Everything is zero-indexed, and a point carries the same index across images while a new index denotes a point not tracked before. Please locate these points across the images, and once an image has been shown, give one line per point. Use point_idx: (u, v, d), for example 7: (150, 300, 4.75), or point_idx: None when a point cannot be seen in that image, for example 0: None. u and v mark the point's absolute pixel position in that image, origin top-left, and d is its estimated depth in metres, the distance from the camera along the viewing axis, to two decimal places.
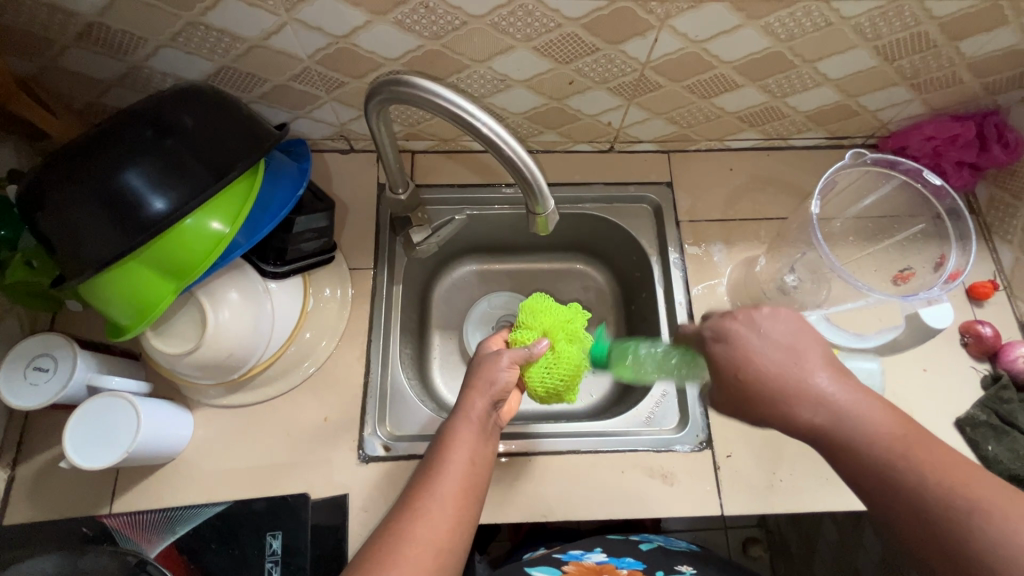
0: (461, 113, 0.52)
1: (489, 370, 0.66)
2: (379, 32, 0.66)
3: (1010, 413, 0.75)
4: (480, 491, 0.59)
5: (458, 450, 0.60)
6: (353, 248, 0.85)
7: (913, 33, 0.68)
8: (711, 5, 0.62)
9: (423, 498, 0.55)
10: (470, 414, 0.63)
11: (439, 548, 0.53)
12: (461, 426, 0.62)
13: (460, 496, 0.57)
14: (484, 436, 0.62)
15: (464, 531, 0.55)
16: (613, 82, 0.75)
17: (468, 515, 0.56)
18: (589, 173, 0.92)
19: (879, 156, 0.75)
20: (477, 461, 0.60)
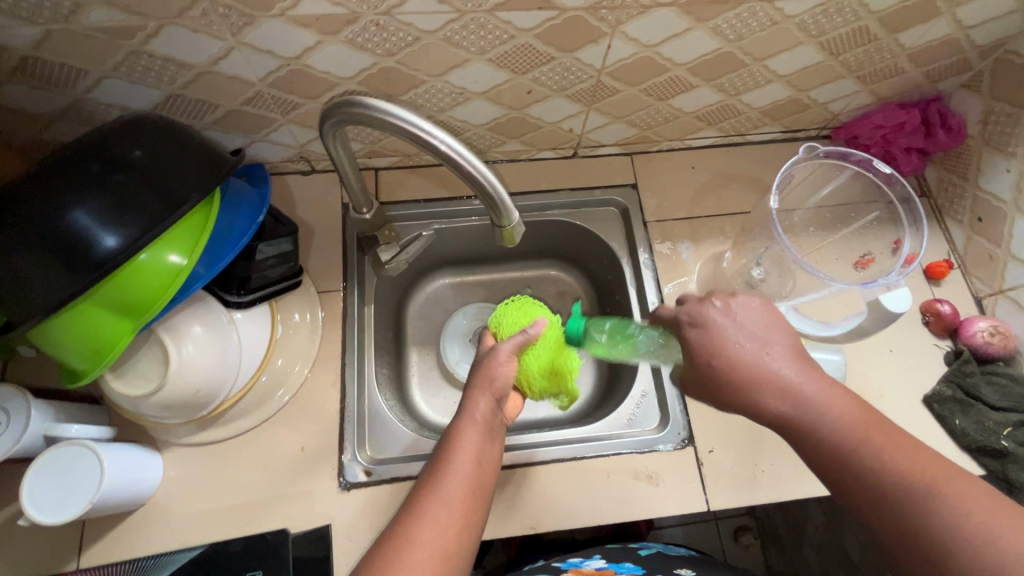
0: (419, 132, 0.52)
1: (489, 371, 0.66)
2: (331, 52, 0.64)
3: (973, 386, 0.78)
4: (486, 493, 0.59)
5: (462, 452, 0.60)
6: (321, 270, 0.84)
7: (854, 28, 0.70)
8: (661, 10, 0.63)
9: (428, 501, 0.56)
10: (473, 414, 0.63)
11: (445, 552, 0.52)
12: (466, 427, 0.62)
13: (467, 499, 0.57)
14: (489, 437, 0.63)
15: (471, 535, 0.55)
16: (571, 89, 0.75)
17: (474, 518, 0.56)
18: (555, 180, 0.92)
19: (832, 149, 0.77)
20: (483, 463, 0.60)
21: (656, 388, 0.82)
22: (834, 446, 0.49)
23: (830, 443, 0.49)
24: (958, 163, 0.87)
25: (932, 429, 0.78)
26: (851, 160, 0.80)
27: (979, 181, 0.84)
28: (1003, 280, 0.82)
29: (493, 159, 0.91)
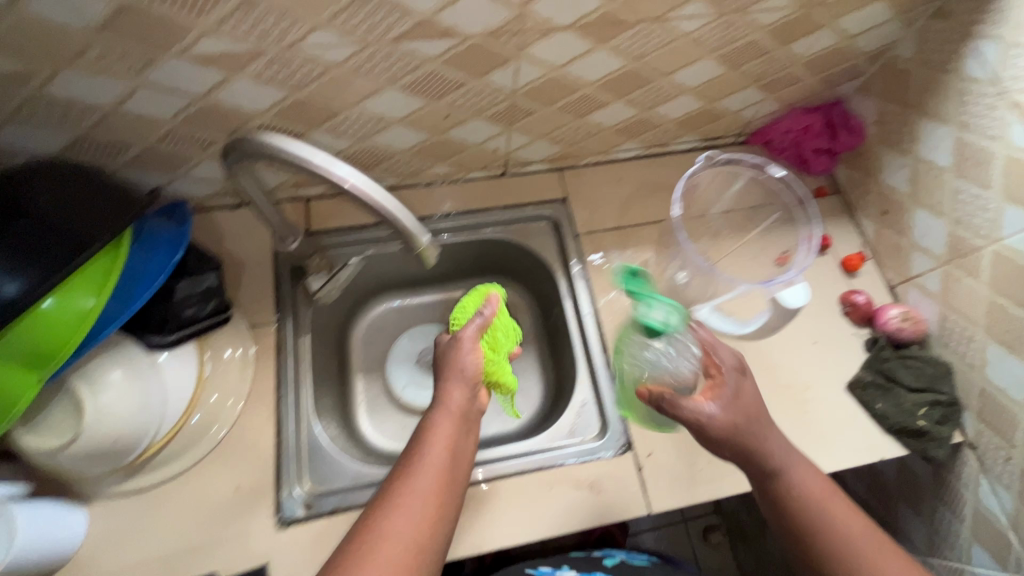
0: (311, 166, 0.52)
1: (456, 358, 0.72)
2: (239, 87, 0.65)
3: (890, 370, 0.82)
4: (456, 483, 0.63)
5: (437, 443, 0.65)
6: (252, 304, 0.83)
7: (747, 42, 0.74)
8: (561, 33, 0.65)
9: (401, 493, 0.59)
10: (450, 405, 0.68)
11: (416, 542, 0.56)
12: (441, 417, 0.67)
13: (440, 491, 0.61)
14: (463, 427, 0.68)
15: (442, 525, 0.59)
16: (487, 111, 0.77)
17: (445, 509, 0.60)
18: (487, 199, 0.94)
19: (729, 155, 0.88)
20: (456, 456, 0.65)
21: (594, 397, 0.84)
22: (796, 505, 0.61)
23: (794, 500, 0.61)
24: (861, 161, 0.93)
25: (857, 414, 0.82)
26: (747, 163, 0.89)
27: (881, 177, 0.89)
28: (910, 268, 0.87)
29: (424, 182, 0.92)
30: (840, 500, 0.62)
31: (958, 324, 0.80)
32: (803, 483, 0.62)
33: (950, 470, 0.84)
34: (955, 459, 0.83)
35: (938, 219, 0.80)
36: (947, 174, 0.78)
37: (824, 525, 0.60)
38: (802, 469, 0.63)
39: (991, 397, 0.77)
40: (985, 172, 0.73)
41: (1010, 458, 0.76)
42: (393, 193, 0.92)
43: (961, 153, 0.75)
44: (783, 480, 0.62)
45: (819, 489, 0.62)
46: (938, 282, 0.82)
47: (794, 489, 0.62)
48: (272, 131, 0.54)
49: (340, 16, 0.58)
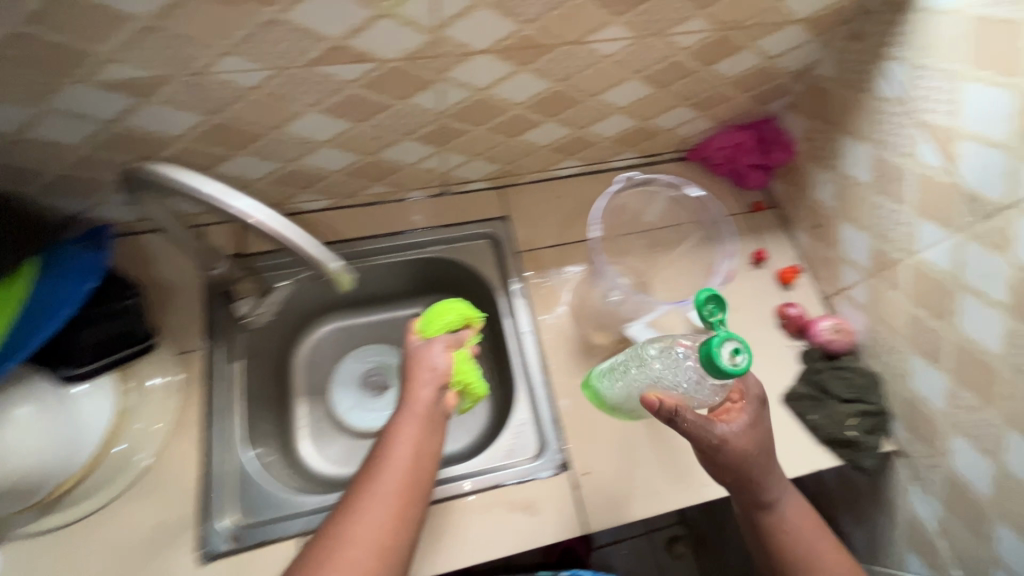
0: (205, 196, 0.51)
1: (425, 360, 0.74)
2: (151, 113, 0.63)
3: (822, 381, 0.84)
4: (422, 481, 0.66)
5: (402, 444, 0.67)
6: (181, 331, 0.81)
7: (670, 63, 0.76)
8: (480, 56, 0.66)
9: (366, 496, 0.62)
10: (415, 407, 0.70)
11: (380, 541, 0.60)
12: (406, 419, 0.69)
13: (404, 491, 0.63)
14: (429, 427, 0.70)
15: (406, 524, 0.62)
16: (417, 132, 0.77)
17: (410, 507, 0.63)
18: (427, 218, 0.93)
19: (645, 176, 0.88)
20: (422, 455, 0.67)
21: (533, 417, 0.83)
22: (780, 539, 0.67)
23: (774, 532, 0.67)
24: (794, 176, 0.95)
25: (792, 426, 0.83)
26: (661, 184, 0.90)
27: (812, 192, 0.91)
28: (841, 280, 0.89)
29: (362, 202, 0.91)
30: (818, 533, 0.68)
31: (884, 335, 0.82)
32: (788, 518, 0.67)
33: (883, 477, 0.86)
34: (887, 466, 0.85)
35: (862, 233, 0.83)
36: (869, 190, 0.80)
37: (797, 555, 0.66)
38: (790, 503, 0.67)
39: (916, 406, 0.79)
40: (900, 188, 0.75)
41: (935, 466, 0.78)
42: (330, 214, 0.91)
43: (880, 169, 0.78)
44: (774, 514, 0.67)
45: (802, 522, 0.67)
46: (866, 294, 0.84)
47: (779, 522, 0.67)
48: (166, 161, 0.53)
49: (247, 41, 0.57)
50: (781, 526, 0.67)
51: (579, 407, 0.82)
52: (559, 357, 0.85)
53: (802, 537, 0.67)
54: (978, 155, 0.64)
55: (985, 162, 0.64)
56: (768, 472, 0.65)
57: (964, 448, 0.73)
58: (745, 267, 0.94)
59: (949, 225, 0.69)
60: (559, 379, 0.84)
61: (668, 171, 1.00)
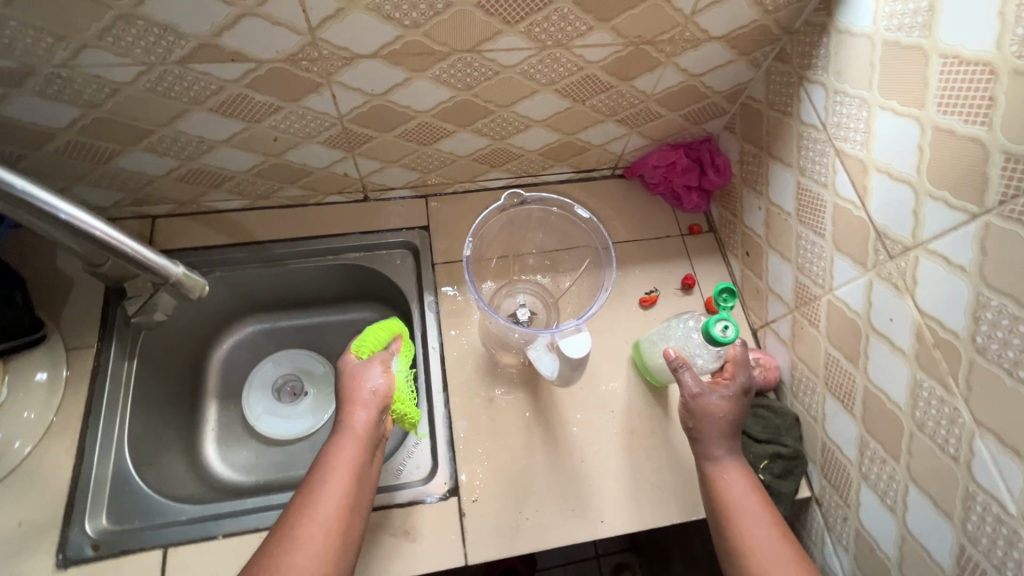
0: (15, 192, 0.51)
1: (360, 379, 0.71)
2: (25, 103, 0.62)
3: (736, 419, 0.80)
4: (361, 504, 0.64)
5: (341, 467, 0.64)
6: (76, 326, 0.79)
7: (583, 76, 0.72)
8: (366, 61, 0.63)
9: (301, 526, 0.59)
10: (353, 429, 0.67)
11: (320, 573, 0.57)
12: (343, 441, 0.66)
13: (342, 517, 0.61)
14: (367, 450, 0.67)
15: (346, 551, 0.60)
16: (319, 136, 0.75)
17: (349, 534, 0.61)
18: (345, 224, 0.91)
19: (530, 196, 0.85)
20: (362, 477, 0.65)
21: (429, 435, 0.79)
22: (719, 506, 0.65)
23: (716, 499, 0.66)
24: (730, 200, 0.91)
25: None
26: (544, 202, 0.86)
27: (745, 218, 0.87)
28: (768, 313, 0.84)
29: (280, 205, 0.89)
30: (762, 509, 0.64)
31: (804, 374, 0.77)
32: (733, 490, 0.66)
33: (801, 524, 0.81)
34: (804, 513, 0.79)
35: (786, 264, 0.78)
36: (792, 220, 0.76)
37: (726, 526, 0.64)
38: (733, 472, 0.67)
39: (831, 452, 0.74)
40: (820, 220, 0.71)
41: (846, 518, 0.72)
42: (245, 215, 0.89)
43: (802, 199, 0.74)
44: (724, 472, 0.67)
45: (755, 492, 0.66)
46: (789, 329, 0.79)
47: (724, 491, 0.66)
48: None
49: (107, 35, 0.55)
50: (724, 491, 0.66)
51: (475, 431, 0.79)
52: (463, 376, 0.82)
53: (738, 506, 0.64)
54: (888, 189, 0.60)
55: (894, 198, 0.60)
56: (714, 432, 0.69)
57: (871, 502, 0.68)
58: (673, 292, 0.90)
59: (862, 264, 0.65)
60: (458, 400, 0.80)
61: (604, 189, 0.96)
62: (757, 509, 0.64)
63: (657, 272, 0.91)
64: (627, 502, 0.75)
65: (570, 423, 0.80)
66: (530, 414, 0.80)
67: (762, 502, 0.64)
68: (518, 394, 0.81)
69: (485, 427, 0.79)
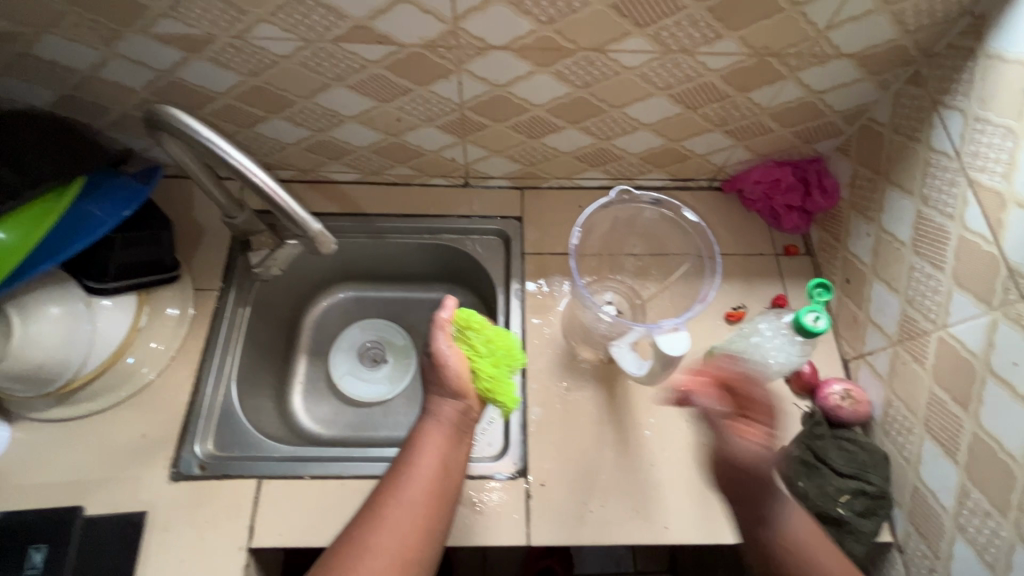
0: (215, 147, 0.59)
1: (443, 372, 0.70)
2: (198, 67, 0.70)
3: (821, 449, 0.77)
4: (447, 492, 0.66)
5: (428, 453, 0.67)
6: (203, 269, 0.89)
7: (700, 83, 0.73)
8: (497, 52, 0.67)
9: (387, 507, 0.62)
10: (439, 417, 0.70)
11: (404, 554, 0.60)
12: (431, 428, 0.69)
13: (427, 503, 0.63)
14: (454, 438, 0.69)
15: (430, 536, 0.62)
16: (438, 120, 0.79)
17: (433, 521, 0.63)
18: (444, 206, 0.95)
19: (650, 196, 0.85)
20: (449, 464, 0.67)
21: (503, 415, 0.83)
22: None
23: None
24: (834, 224, 0.88)
25: (777, 488, 0.77)
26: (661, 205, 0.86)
27: (849, 243, 0.84)
28: (864, 343, 0.80)
29: (388, 181, 0.96)
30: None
31: (900, 413, 0.74)
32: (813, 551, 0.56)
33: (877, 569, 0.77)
34: (882, 558, 0.76)
35: (893, 295, 0.75)
36: (906, 249, 0.73)
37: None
38: (795, 525, 0.57)
39: (922, 497, 0.70)
40: (940, 252, 0.67)
41: (932, 569, 0.68)
42: (356, 188, 0.95)
43: (920, 229, 0.70)
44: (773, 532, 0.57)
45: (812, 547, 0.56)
46: (887, 363, 0.76)
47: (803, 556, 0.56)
48: (183, 109, 0.61)
49: (280, 11, 0.62)
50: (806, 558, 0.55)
51: (548, 418, 0.81)
52: (541, 365, 0.84)
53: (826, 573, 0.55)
54: None
55: None
56: (773, 490, 0.56)
57: (965, 556, 0.63)
58: (761, 311, 0.87)
59: (985, 301, 0.61)
60: (535, 387, 0.83)
61: (698, 199, 0.96)
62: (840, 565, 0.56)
63: (747, 288, 0.89)
64: (695, 512, 0.75)
65: (644, 425, 0.80)
66: (604, 411, 0.81)
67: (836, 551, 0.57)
68: (592, 389, 0.83)
69: (558, 416, 0.81)
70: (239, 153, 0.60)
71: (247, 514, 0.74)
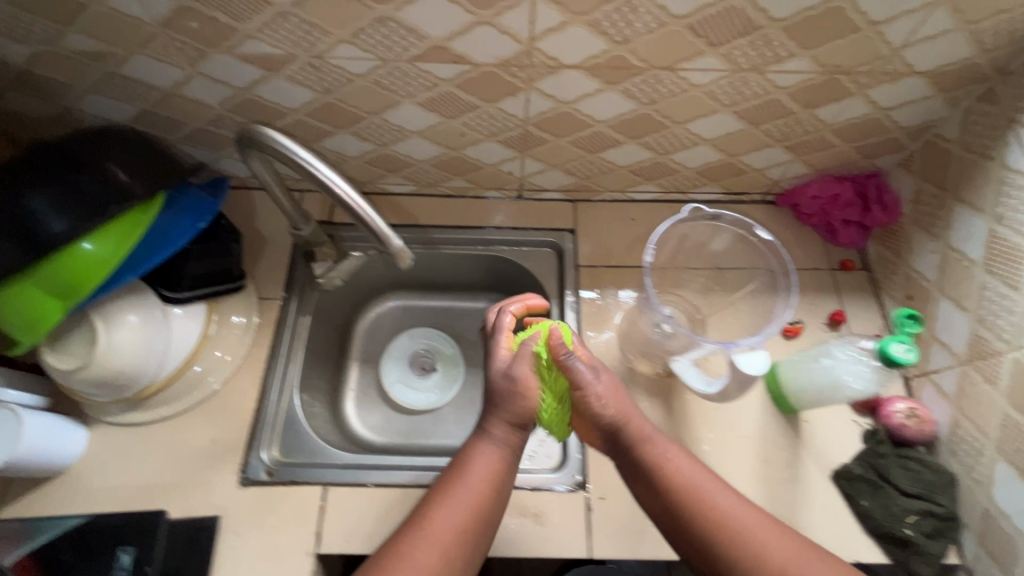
0: (310, 166, 0.61)
1: (513, 399, 0.65)
2: (276, 85, 0.72)
3: (885, 468, 0.76)
4: (491, 518, 0.63)
5: (479, 473, 0.64)
6: (267, 279, 0.91)
7: (766, 100, 0.73)
8: (569, 71, 0.68)
9: (430, 524, 0.60)
10: (497, 438, 0.66)
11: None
12: (486, 448, 0.65)
13: (471, 528, 0.61)
14: (509, 463, 0.66)
15: (468, 559, 0.60)
16: (501, 135, 0.81)
17: (473, 545, 0.61)
18: (498, 218, 0.97)
19: (732, 216, 0.83)
20: (500, 489, 0.64)
21: None
22: (683, 494, 0.62)
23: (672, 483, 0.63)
24: (894, 240, 0.87)
25: (838, 506, 0.76)
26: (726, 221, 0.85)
27: (912, 259, 0.83)
28: (928, 361, 0.80)
29: (443, 193, 0.97)
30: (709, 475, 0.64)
31: (968, 433, 0.73)
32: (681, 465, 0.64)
33: None
34: None
35: (962, 314, 0.74)
36: (976, 268, 0.72)
37: (696, 505, 0.61)
38: (654, 432, 0.67)
39: (993, 520, 0.69)
40: (1015, 273, 0.67)
41: None
42: (411, 200, 0.97)
43: (992, 248, 0.70)
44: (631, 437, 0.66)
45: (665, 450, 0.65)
46: (954, 383, 0.75)
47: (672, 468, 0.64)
48: (275, 128, 0.63)
49: (362, 33, 0.64)
50: (672, 467, 0.64)
51: None
52: None
53: (692, 478, 0.63)
54: None
55: None
56: (636, 415, 0.67)
57: None
58: (819, 327, 0.87)
59: None
60: None
61: (751, 213, 0.96)
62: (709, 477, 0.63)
63: (804, 303, 0.89)
64: None
65: (702, 440, 0.80)
66: (662, 424, 0.81)
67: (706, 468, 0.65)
68: (649, 402, 0.83)
69: None
70: (326, 168, 0.62)
71: (314, 520, 0.75)
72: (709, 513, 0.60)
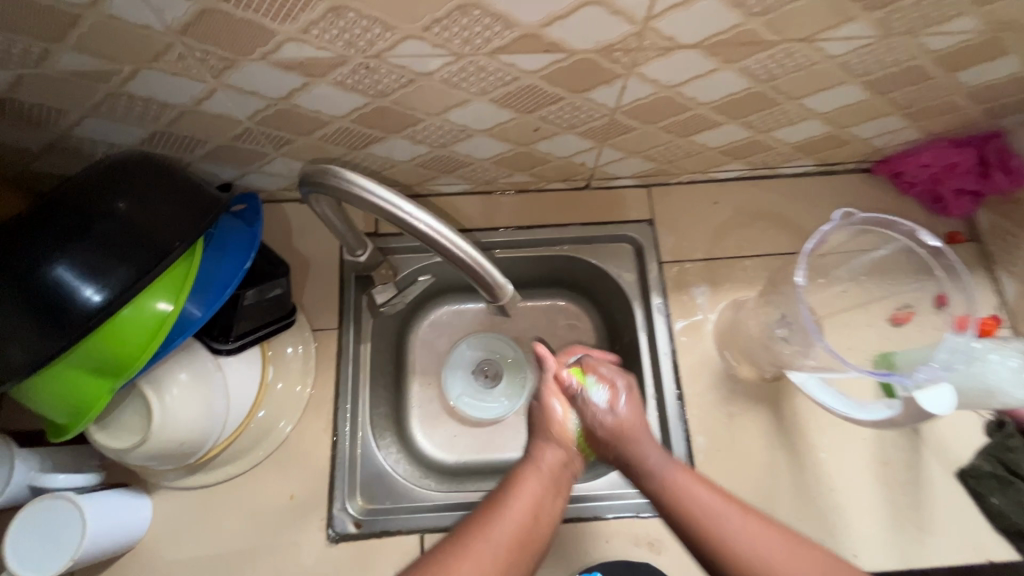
0: (394, 207, 0.53)
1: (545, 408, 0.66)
2: (321, 92, 0.59)
3: (1015, 462, 0.71)
4: (535, 541, 0.56)
5: (523, 495, 0.58)
6: (318, 306, 0.81)
7: (906, 66, 0.61)
8: (683, 51, 0.56)
9: (473, 539, 0.53)
10: (540, 463, 0.62)
11: None
12: (530, 473, 0.61)
13: (514, 550, 0.54)
14: (553, 489, 0.60)
15: None
16: (582, 127, 0.69)
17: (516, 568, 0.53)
18: (565, 213, 0.86)
19: (873, 217, 0.72)
20: (545, 512, 0.58)
21: None
22: (680, 510, 0.57)
23: (689, 524, 0.56)
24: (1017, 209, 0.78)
25: (967, 505, 0.73)
26: (898, 230, 0.73)
27: None
28: None
29: (501, 190, 0.86)
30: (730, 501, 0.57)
31: None
32: (701, 498, 0.57)
33: None
34: None
35: None
36: None
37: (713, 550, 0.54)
38: (666, 465, 0.61)
39: None
40: None
41: None
42: (464, 199, 0.85)
43: None
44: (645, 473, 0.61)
45: (680, 482, 0.59)
46: None
47: (692, 500, 0.57)
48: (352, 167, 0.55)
49: (436, 25, 0.50)
50: (682, 499, 0.57)
51: (716, 446, 0.75)
52: (697, 388, 0.78)
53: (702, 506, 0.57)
54: None
55: None
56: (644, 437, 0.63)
57: None
58: None
59: None
60: (695, 413, 0.77)
61: (848, 185, 0.85)
62: (730, 504, 0.56)
63: None
64: (883, 537, 0.71)
65: (818, 447, 0.75)
66: (771, 432, 0.76)
67: (727, 495, 0.57)
68: (756, 411, 0.77)
69: (725, 444, 0.75)
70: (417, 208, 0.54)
71: None
72: (717, 539, 0.54)
